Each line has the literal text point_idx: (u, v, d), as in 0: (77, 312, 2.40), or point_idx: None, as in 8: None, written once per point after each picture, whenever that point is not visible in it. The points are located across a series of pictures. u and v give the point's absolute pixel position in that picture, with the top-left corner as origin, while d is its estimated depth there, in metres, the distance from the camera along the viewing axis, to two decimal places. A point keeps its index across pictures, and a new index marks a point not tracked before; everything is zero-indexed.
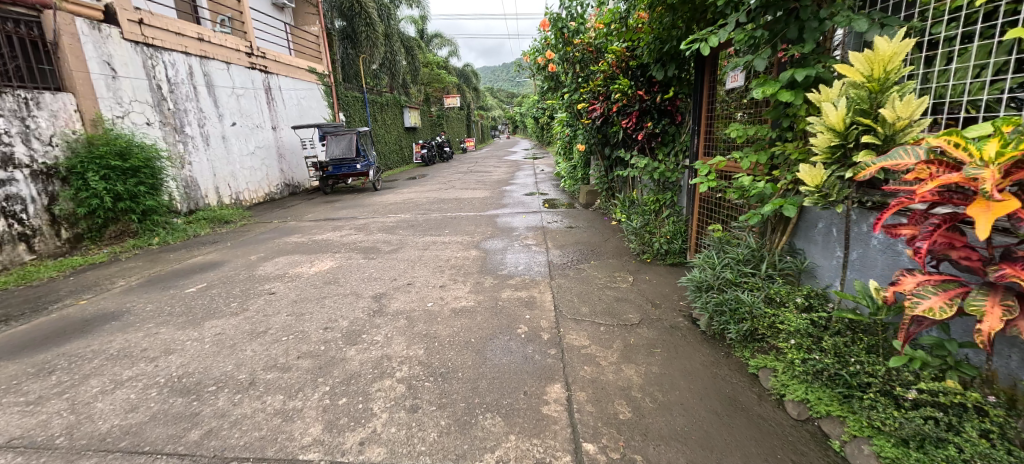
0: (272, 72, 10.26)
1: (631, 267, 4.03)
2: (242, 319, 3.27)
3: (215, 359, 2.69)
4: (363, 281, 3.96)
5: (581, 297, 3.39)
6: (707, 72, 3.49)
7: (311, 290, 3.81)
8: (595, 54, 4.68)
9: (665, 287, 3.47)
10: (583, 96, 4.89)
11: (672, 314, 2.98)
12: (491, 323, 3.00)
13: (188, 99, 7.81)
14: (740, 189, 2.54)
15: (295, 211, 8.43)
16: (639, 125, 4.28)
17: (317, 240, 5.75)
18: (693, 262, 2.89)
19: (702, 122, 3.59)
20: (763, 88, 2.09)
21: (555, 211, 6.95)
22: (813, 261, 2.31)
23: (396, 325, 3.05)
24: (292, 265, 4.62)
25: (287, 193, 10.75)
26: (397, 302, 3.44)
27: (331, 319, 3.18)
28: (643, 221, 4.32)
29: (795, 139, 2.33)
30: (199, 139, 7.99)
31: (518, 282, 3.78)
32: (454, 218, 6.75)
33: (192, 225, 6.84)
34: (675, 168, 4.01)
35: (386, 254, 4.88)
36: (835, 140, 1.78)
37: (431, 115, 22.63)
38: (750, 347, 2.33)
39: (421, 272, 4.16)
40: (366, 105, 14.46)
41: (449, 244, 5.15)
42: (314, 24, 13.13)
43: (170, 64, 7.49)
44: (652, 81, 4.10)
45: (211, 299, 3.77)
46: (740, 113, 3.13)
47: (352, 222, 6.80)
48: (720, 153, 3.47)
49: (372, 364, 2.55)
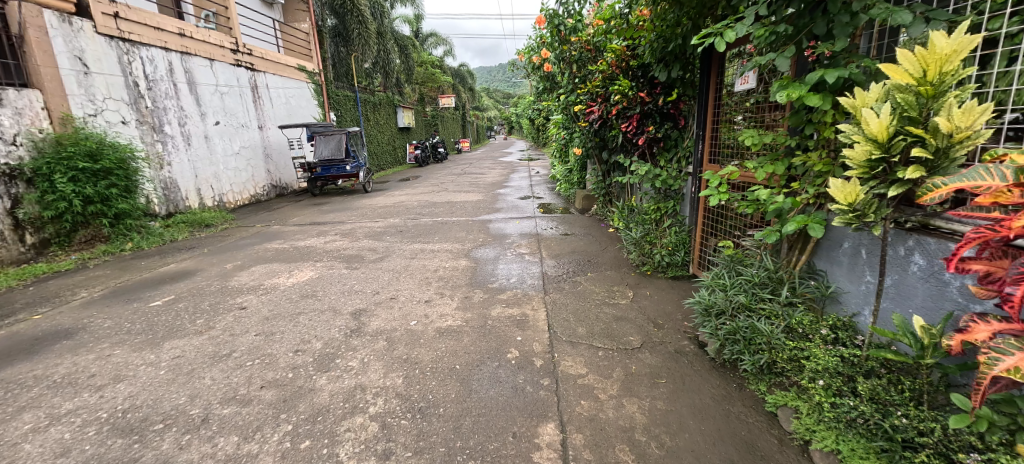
0: (259, 70, 9.93)
1: (631, 280, 3.78)
2: (206, 340, 2.98)
3: (168, 390, 2.40)
4: (343, 295, 3.68)
5: (577, 315, 3.13)
6: (714, 73, 3.25)
7: (286, 305, 3.52)
8: (593, 53, 4.42)
9: (668, 305, 3.21)
10: (581, 97, 4.62)
11: (677, 337, 2.73)
12: (479, 346, 2.73)
13: (168, 97, 7.49)
14: (755, 202, 2.29)
15: (281, 214, 8.10)
16: (639, 129, 4.02)
17: (300, 247, 5.45)
18: (701, 281, 2.64)
19: (707, 127, 3.37)
20: (786, 91, 1.84)
21: (550, 216, 6.70)
22: (837, 284, 2.08)
23: (374, 348, 2.77)
24: (269, 275, 4.32)
25: (274, 195, 10.42)
26: (378, 320, 3.16)
27: (303, 340, 2.90)
28: (643, 230, 4.07)
29: (816, 148, 2.11)
30: (180, 139, 7.67)
31: (509, 296, 3.51)
32: (445, 223, 6.47)
33: (170, 230, 6.52)
34: (678, 175, 3.76)
35: (371, 263, 4.60)
36: (875, 153, 1.54)
37: (425, 115, 22.30)
38: (767, 380, 2.09)
39: (406, 284, 3.87)
40: (358, 104, 14.13)
41: (438, 253, 4.88)
42: (304, 22, 12.82)
43: (148, 59, 7.16)
44: (654, 82, 3.84)
45: (177, 314, 3.46)
46: (753, 118, 2.90)
47: (339, 227, 6.51)
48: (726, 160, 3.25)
49: (344, 396, 2.27)
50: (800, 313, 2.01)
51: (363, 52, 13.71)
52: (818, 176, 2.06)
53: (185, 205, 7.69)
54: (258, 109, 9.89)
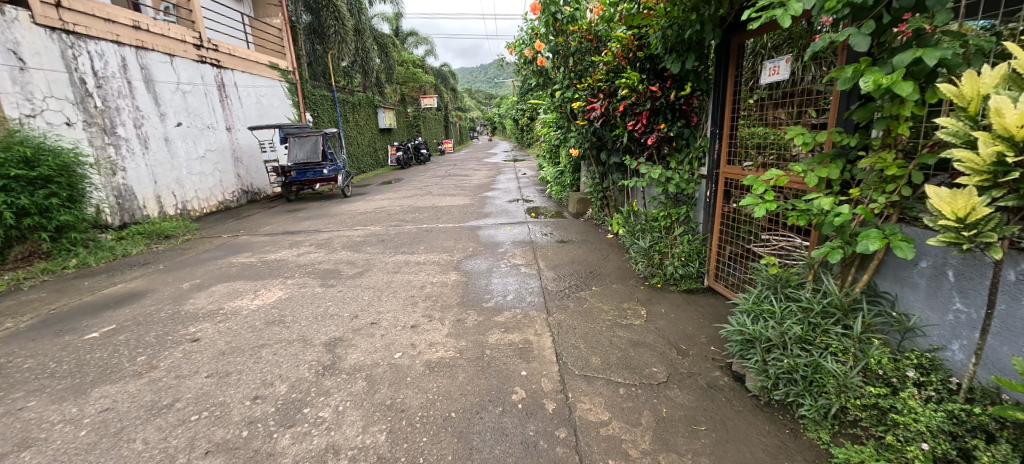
0: (226, 67, 9.26)
1: (641, 295, 3.40)
2: (146, 385, 2.48)
3: (86, 460, 1.90)
4: (316, 321, 3.19)
5: (588, 340, 2.73)
6: (731, 65, 2.95)
7: (247, 335, 3.02)
8: (594, 43, 4.05)
9: (688, 325, 2.83)
10: (579, 93, 4.18)
11: (707, 366, 2.36)
12: (477, 385, 2.30)
13: (121, 95, 6.82)
14: (811, 213, 1.88)
15: (250, 222, 7.50)
16: (649, 127, 3.63)
17: (269, 261, 4.91)
18: (737, 303, 2.24)
19: (724, 125, 3.04)
20: (869, 76, 1.47)
21: (542, 221, 6.31)
22: (911, 312, 1.72)
23: (352, 391, 2.30)
24: (230, 297, 3.78)
25: (245, 200, 9.74)
26: (356, 353, 2.69)
27: (264, 382, 2.42)
28: (652, 238, 3.73)
29: (880, 148, 1.77)
30: (136, 142, 7.00)
31: (507, 318, 3.09)
32: (430, 230, 6.00)
33: (123, 243, 5.91)
34: (690, 178, 3.41)
35: (349, 279, 4.10)
36: (1008, 154, 1.19)
37: (406, 116, 21.68)
38: (831, 429, 1.69)
39: (388, 305, 3.40)
40: (335, 105, 13.49)
41: (423, 266, 4.41)
42: (276, 17, 12.11)
43: (97, 54, 6.49)
44: (664, 74, 3.47)
45: (115, 350, 2.94)
46: (783, 114, 2.62)
47: (314, 237, 5.97)
48: (748, 161, 2.92)
49: (312, 462, 1.82)
50: (876, 349, 1.64)
51: (340, 49, 13.07)
52: (886, 180, 1.72)
53: (143, 215, 7.03)
54: (226, 109, 9.22)
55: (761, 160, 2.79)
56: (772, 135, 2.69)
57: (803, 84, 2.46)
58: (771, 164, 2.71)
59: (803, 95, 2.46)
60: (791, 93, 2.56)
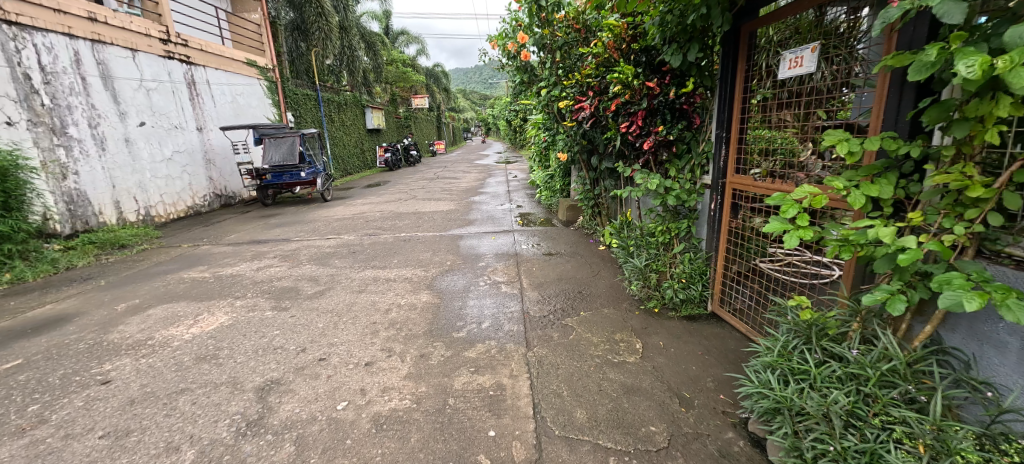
0: (196, 63, 8.72)
1: (636, 322, 2.96)
2: (22, 449, 1.99)
3: None
4: (255, 357, 2.69)
5: (573, 385, 2.27)
6: (740, 58, 2.51)
7: (167, 376, 2.52)
8: (583, 34, 3.60)
9: (691, 366, 2.40)
10: (567, 91, 3.74)
11: (716, 425, 1.91)
12: (431, 452, 1.84)
13: (73, 92, 6.31)
14: (857, 243, 1.43)
15: (218, 229, 6.98)
16: (645, 129, 3.16)
17: (223, 276, 4.40)
18: (758, 352, 1.79)
19: (732, 127, 2.61)
20: (969, 57, 1.03)
21: (529, 229, 5.87)
22: (1000, 383, 1.29)
23: (273, 461, 1.82)
24: (164, 324, 3.28)
25: (218, 205, 9.21)
26: (291, 402, 2.21)
27: (168, 447, 1.94)
28: (650, 256, 3.30)
29: (951, 162, 1.34)
30: (91, 143, 6.48)
31: (480, 353, 2.62)
32: (408, 240, 5.52)
33: (70, 254, 5.37)
34: (692, 188, 2.98)
35: (307, 300, 3.61)
36: None
37: (396, 116, 21.14)
38: None
39: (344, 336, 2.92)
40: (319, 104, 12.95)
41: (394, 283, 3.94)
42: (256, 11, 11.47)
43: (45, 47, 5.96)
44: (662, 68, 3.00)
45: (5, 397, 2.44)
46: (794, 113, 2.26)
47: (280, 247, 5.47)
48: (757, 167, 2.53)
49: None
50: (960, 441, 1.19)
51: (323, 46, 12.59)
52: (961, 204, 1.30)
53: (99, 222, 6.51)
54: (197, 108, 8.70)
55: (773, 167, 2.39)
56: (784, 140, 2.32)
57: (811, 83, 2.15)
58: (780, 172, 2.33)
59: (810, 96, 2.17)
60: (802, 91, 2.22)
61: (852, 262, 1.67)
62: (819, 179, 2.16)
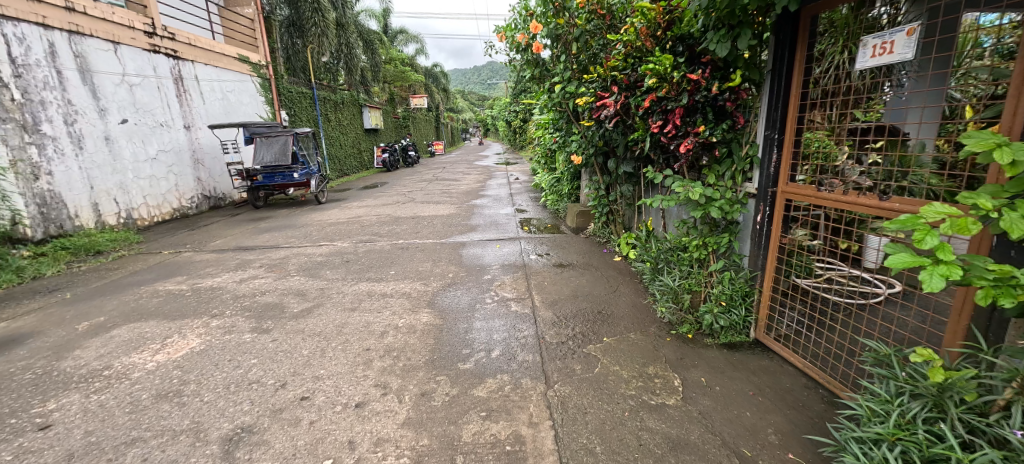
0: (185, 58, 8.32)
1: (670, 351, 2.57)
2: None
3: None
4: (225, 395, 2.28)
5: (607, 438, 1.88)
6: (801, 45, 2.13)
7: (119, 420, 2.12)
8: (608, 21, 3.21)
9: (745, 411, 2.02)
10: (586, 87, 3.36)
11: None
12: None
13: (48, 87, 5.88)
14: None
15: (204, 234, 6.55)
16: (682, 129, 2.77)
17: (201, 289, 3.98)
18: (860, 413, 1.51)
19: (788, 129, 2.22)
20: None
21: (537, 236, 5.49)
22: None
23: None
24: (127, 349, 2.86)
25: (206, 207, 8.76)
26: (263, 460, 1.81)
27: None
28: (682, 274, 2.98)
29: None
30: (67, 141, 6.06)
31: (492, 392, 2.23)
32: (407, 248, 5.12)
33: (39, 261, 4.94)
34: (734, 199, 2.60)
35: (292, 320, 3.19)
36: None
37: (394, 116, 20.70)
38: None
39: (332, 367, 2.51)
40: (315, 103, 12.53)
41: (391, 299, 3.54)
42: (248, 6, 10.59)
43: (17, 37, 5.53)
44: (701, 59, 2.62)
45: None
46: (835, 113, 2.06)
47: (268, 255, 5.06)
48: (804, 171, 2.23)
49: None
50: None
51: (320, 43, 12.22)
52: None
53: (75, 225, 6.08)
54: (185, 105, 8.28)
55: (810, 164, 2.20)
56: (815, 141, 2.16)
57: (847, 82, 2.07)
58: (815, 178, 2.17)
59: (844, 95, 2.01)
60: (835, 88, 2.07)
61: (975, 304, 1.39)
62: (858, 185, 1.95)
